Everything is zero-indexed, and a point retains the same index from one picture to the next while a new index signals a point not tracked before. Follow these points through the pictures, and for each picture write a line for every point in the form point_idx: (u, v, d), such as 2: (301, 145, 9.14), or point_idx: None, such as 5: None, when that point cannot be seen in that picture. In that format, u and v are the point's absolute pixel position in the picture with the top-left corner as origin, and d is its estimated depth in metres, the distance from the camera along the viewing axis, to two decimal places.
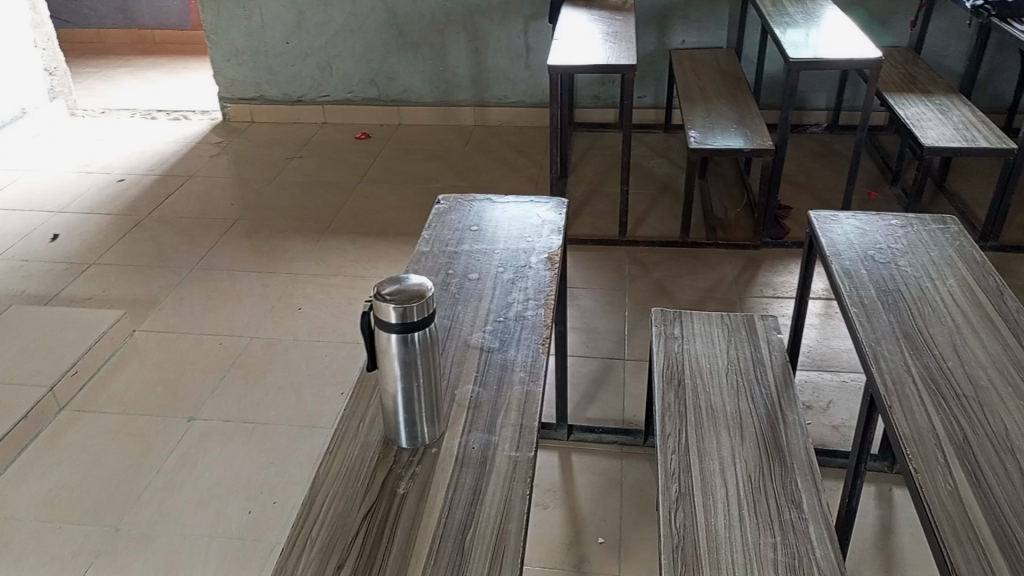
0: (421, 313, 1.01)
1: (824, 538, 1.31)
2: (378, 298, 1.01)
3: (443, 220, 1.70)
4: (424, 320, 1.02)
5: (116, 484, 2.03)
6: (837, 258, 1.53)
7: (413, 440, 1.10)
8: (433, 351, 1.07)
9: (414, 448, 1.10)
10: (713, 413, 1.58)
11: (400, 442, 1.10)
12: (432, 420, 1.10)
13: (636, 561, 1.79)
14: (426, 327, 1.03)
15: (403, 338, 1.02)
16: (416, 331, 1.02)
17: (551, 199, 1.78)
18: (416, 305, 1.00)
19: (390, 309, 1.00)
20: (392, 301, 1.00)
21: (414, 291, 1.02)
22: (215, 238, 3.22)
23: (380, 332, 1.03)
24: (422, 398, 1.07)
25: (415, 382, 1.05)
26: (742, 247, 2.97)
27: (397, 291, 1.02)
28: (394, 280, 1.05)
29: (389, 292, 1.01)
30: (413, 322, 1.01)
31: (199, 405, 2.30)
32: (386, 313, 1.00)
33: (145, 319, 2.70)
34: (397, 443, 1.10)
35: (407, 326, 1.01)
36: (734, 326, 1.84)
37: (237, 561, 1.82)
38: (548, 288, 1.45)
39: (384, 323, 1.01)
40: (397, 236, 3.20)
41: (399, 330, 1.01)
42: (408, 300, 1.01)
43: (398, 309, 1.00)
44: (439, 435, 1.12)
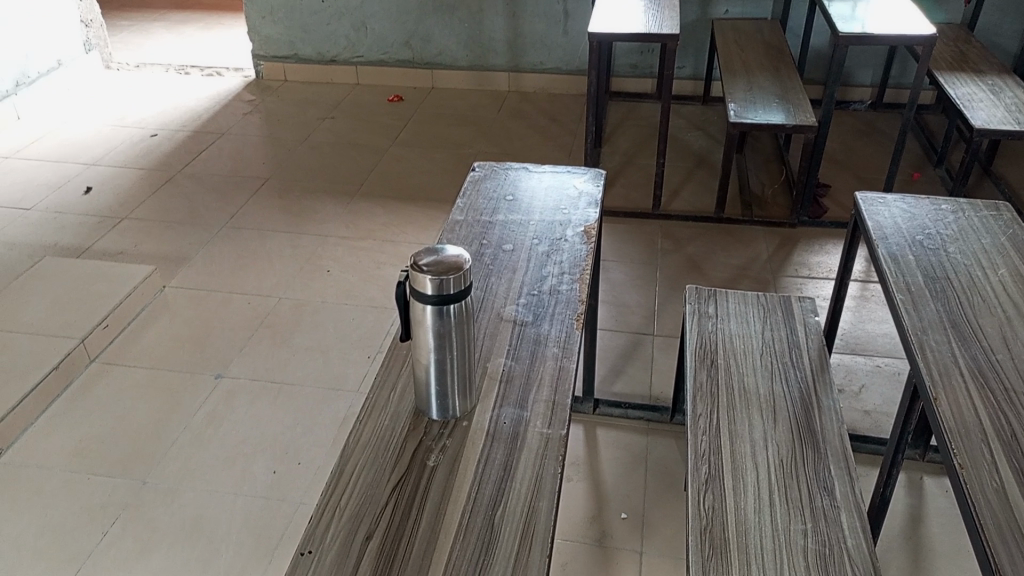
0: (458, 285, 0.99)
1: (857, 527, 1.29)
2: (415, 268, 0.99)
3: (478, 188, 1.67)
4: (460, 292, 1.00)
5: (144, 438, 2.06)
6: (883, 242, 1.49)
7: (444, 413, 1.08)
8: (468, 324, 1.05)
9: (445, 420, 1.09)
10: (746, 395, 1.55)
11: (431, 414, 1.09)
12: (463, 393, 1.08)
13: (659, 538, 1.78)
14: (463, 299, 1.01)
15: (439, 310, 1.00)
16: (452, 303, 1.00)
17: (588, 170, 1.74)
18: (453, 277, 0.98)
19: (426, 280, 0.98)
20: (429, 271, 0.98)
21: (451, 263, 1.00)
22: (246, 197, 3.21)
23: (415, 302, 1.01)
24: (456, 371, 1.06)
25: (449, 354, 1.04)
26: (778, 225, 2.91)
27: (434, 262, 1.00)
28: (431, 249, 1.03)
29: (426, 262, 0.99)
30: (449, 295, 0.99)
31: (227, 363, 2.31)
32: (422, 284, 0.99)
33: (175, 275, 2.71)
34: (427, 414, 1.09)
35: (443, 297, 0.99)
36: (770, 307, 1.80)
37: (262, 520, 1.83)
38: (583, 263, 1.42)
39: (420, 293, 1.00)
40: (428, 201, 3.18)
41: (434, 301, 1.00)
42: (445, 272, 0.98)
43: (434, 281, 0.98)
44: (471, 409, 1.10)
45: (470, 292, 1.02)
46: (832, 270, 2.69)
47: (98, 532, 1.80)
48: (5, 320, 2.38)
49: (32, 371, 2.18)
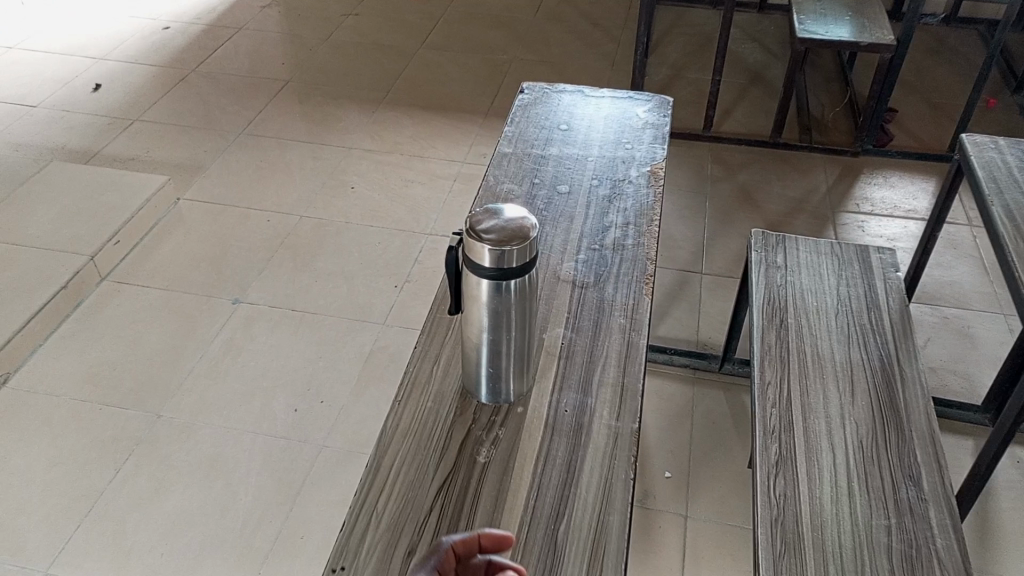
0: (520, 257, 0.82)
1: (946, 525, 1.16)
2: (471, 234, 0.81)
3: (528, 114, 1.47)
4: (524, 265, 0.83)
5: (158, 367, 1.94)
6: (998, 199, 1.28)
7: (496, 399, 0.94)
8: (531, 300, 0.88)
9: (498, 405, 0.94)
10: (821, 363, 1.39)
11: (480, 399, 0.94)
12: (521, 376, 0.93)
13: (706, 502, 1.67)
14: (528, 273, 0.85)
15: (497, 284, 0.83)
16: (513, 278, 0.83)
17: (652, 97, 1.53)
18: (517, 248, 0.81)
19: (484, 250, 0.81)
20: (488, 240, 0.81)
21: (514, 229, 0.82)
22: (265, 100, 3.00)
23: (468, 273, 0.84)
24: (513, 353, 0.90)
25: (507, 335, 0.88)
26: (839, 153, 2.68)
27: (496, 227, 0.83)
28: (490, 208, 0.85)
29: (486, 228, 0.82)
30: (510, 269, 0.82)
31: (244, 287, 2.17)
32: (479, 255, 0.81)
33: (190, 187, 2.54)
34: (475, 398, 0.94)
35: (503, 272, 0.82)
36: (846, 258, 1.62)
37: (283, 463, 1.73)
38: (651, 211, 1.24)
39: (475, 264, 0.83)
40: (458, 112, 2.95)
41: (493, 276, 0.83)
42: (507, 241, 0.81)
43: (493, 252, 0.81)
44: (529, 390, 0.96)
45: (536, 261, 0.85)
46: (895, 205, 2.47)
47: (111, 468, 1.71)
48: (10, 230, 2.24)
49: (39, 289, 2.04)
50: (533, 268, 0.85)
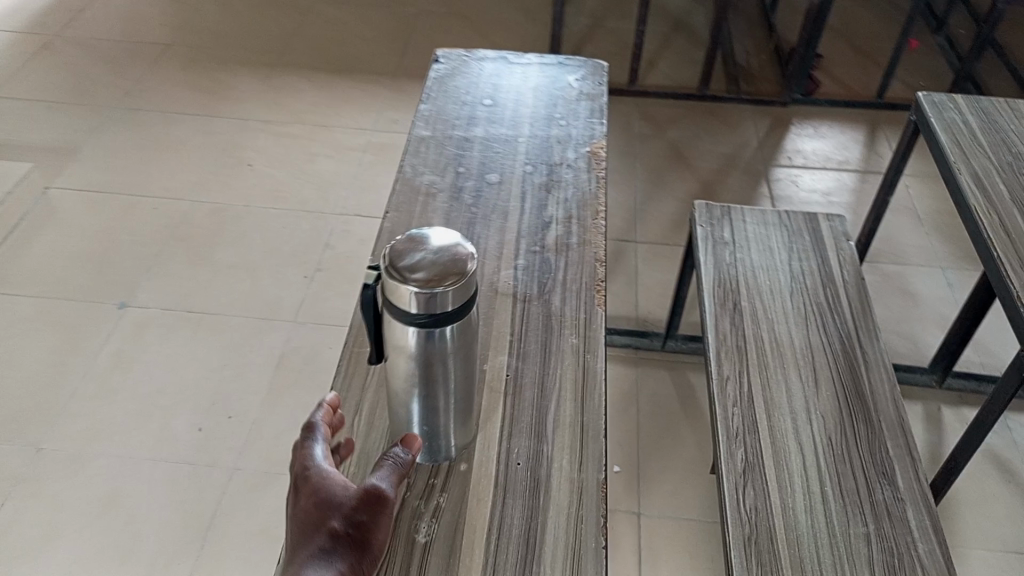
0: (455, 298, 0.65)
1: (927, 527, 1.07)
2: (392, 272, 0.63)
3: (446, 89, 1.28)
4: (461, 305, 0.66)
5: (36, 389, 1.70)
6: (965, 166, 1.17)
7: (434, 458, 0.78)
8: (471, 342, 0.72)
9: (436, 465, 0.78)
10: (780, 351, 1.28)
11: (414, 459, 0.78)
12: (462, 428, 0.78)
13: (659, 496, 1.56)
14: (466, 315, 0.68)
15: (428, 331, 0.67)
16: (448, 323, 0.67)
17: (584, 63, 1.36)
18: (452, 287, 0.64)
19: (409, 294, 0.63)
20: (414, 280, 0.63)
21: (447, 262, 0.64)
22: (144, 68, 2.68)
23: (390, 318, 0.67)
24: (453, 407, 0.74)
25: (444, 388, 0.72)
26: (768, 104, 2.58)
27: (424, 259, 0.64)
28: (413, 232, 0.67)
29: (412, 263, 0.64)
30: (444, 314, 0.66)
31: (134, 288, 1.93)
32: (404, 297, 0.64)
33: (62, 172, 2.24)
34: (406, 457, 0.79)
35: (435, 315, 0.65)
36: (795, 230, 1.51)
37: (190, 492, 1.54)
38: (594, 201, 1.08)
39: (399, 306, 0.65)
40: (364, 74, 2.71)
41: (422, 321, 0.66)
42: (439, 279, 0.63)
43: (421, 294, 0.63)
44: (473, 441, 0.80)
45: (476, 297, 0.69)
46: (827, 157, 2.39)
47: None
48: None
49: None
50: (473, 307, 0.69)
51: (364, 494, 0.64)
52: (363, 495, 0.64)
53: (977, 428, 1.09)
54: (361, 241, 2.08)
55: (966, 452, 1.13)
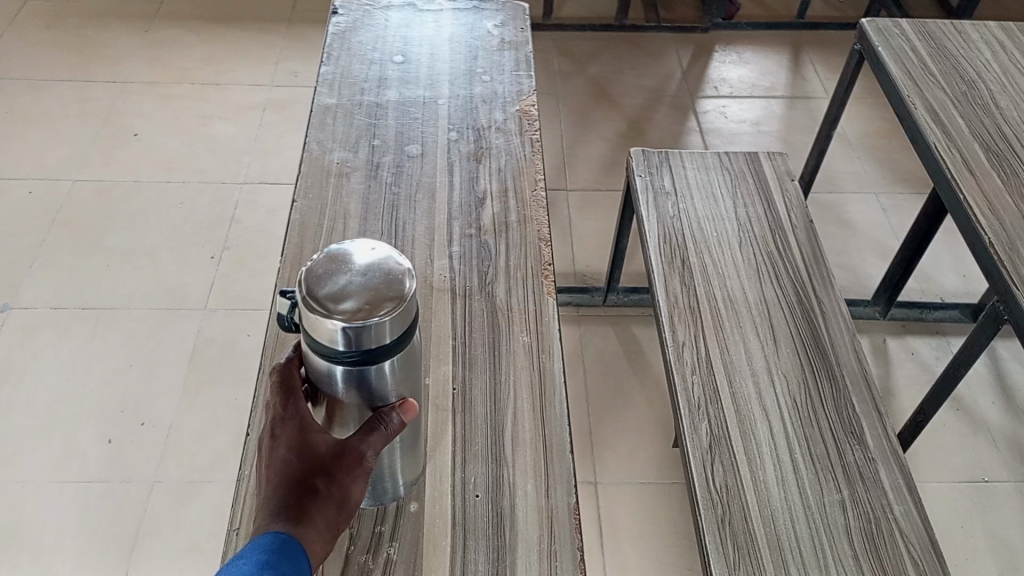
0: (393, 327, 0.53)
1: (900, 486, 1.02)
2: (313, 304, 0.51)
3: (349, 46, 1.13)
4: (400, 335, 0.54)
5: None
6: (918, 98, 1.09)
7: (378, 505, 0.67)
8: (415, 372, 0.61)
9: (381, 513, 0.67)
10: (735, 308, 1.21)
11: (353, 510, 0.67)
12: (409, 466, 0.67)
13: (614, 461, 1.50)
14: (408, 346, 0.57)
15: (360, 369, 0.55)
16: (385, 359, 0.55)
17: (503, 6, 1.22)
18: (390, 317, 0.51)
19: (335, 331, 0.51)
20: (340, 313, 0.50)
21: (382, 287, 0.52)
22: (1, 28, 2.37)
23: (313, 353, 0.55)
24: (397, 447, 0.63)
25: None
26: (689, 31, 2.47)
27: (353, 283, 0.51)
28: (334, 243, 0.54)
29: (338, 290, 0.51)
30: (378, 349, 0.54)
31: (16, 285, 1.72)
32: (329, 332, 0.51)
33: None
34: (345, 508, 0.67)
35: (368, 348, 0.53)
36: (738, 173, 1.42)
37: (106, 512, 1.39)
38: (530, 168, 0.96)
39: (324, 341, 0.53)
40: (255, 21, 2.46)
41: (353, 358, 0.54)
42: (373, 308, 0.51)
43: (350, 330, 0.51)
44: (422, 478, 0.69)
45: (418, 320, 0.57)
46: (754, 84, 2.31)
47: None
48: None
49: None
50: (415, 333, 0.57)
51: (348, 456, 0.58)
52: (342, 452, 0.58)
53: (946, 378, 1.04)
54: (270, 211, 1.90)
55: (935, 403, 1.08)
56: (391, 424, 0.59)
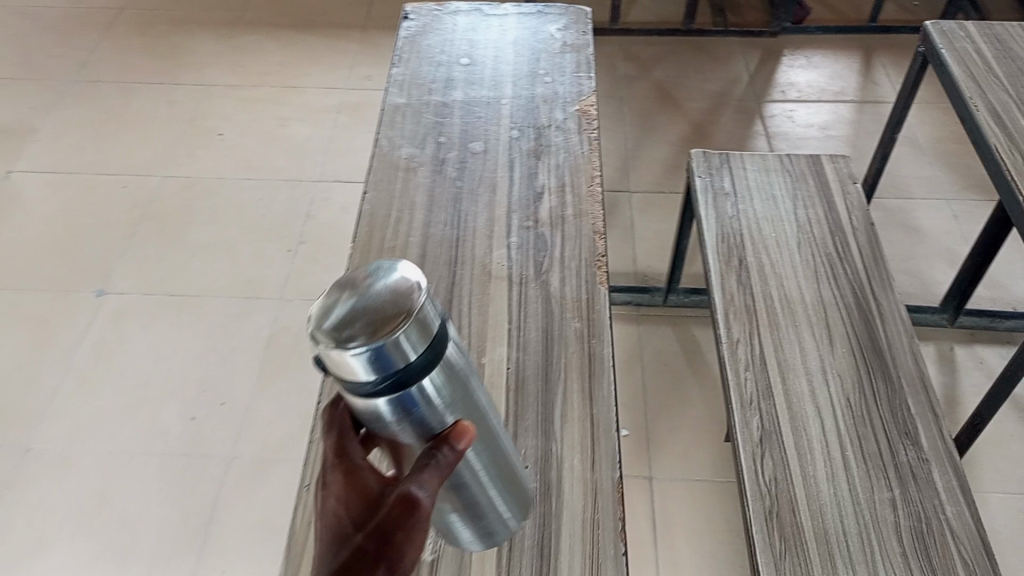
0: (417, 341, 0.42)
1: (954, 487, 1.02)
2: (317, 336, 0.39)
3: (418, 49, 1.19)
4: (427, 351, 0.44)
5: (18, 388, 1.64)
6: (980, 100, 1.09)
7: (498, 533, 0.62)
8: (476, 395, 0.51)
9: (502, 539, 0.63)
10: (791, 307, 1.22)
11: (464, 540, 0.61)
12: (510, 494, 0.59)
13: (670, 458, 1.52)
14: (447, 359, 0.46)
15: (402, 396, 0.44)
16: (426, 376, 0.44)
17: (566, 10, 1.26)
18: (408, 330, 0.40)
19: (350, 363, 0.40)
20: (350, 344, 0.39)
21: (393, 297, 0.41)
22: (99, 35, 2.53)
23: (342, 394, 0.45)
24: (487, 478, 0.56)
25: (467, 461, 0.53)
26: (757, 35, 2.47)
27: (356, 302, 0.40)
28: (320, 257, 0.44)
29: (341, 314, 0.40)
30: (405, 373, 0.43)
31: (109, 274, 1.84)
32: (344, 367, 0.41)
33: (23, 154, 2.14)
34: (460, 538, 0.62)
35: (398, 375, 0.42)
36: (798, 174, 1.43)
37: (186, 487, 1.48)
38: (587, 165, 1.00)
39: (343, 378, 0.42)
40: (332, 27, 2.57)
41: (384, 388, 0.43)
42: (387, 326, 0.40)
43: (367, 356, 0.40)
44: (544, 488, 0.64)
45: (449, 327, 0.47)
46: (823, 89, 2.29)
47: None
48: None
49: None
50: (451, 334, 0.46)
51: (402, 506, 0.47)
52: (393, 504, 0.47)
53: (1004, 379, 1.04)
54: (342, 208, 1.99)
55: (992, 405, 1.07)
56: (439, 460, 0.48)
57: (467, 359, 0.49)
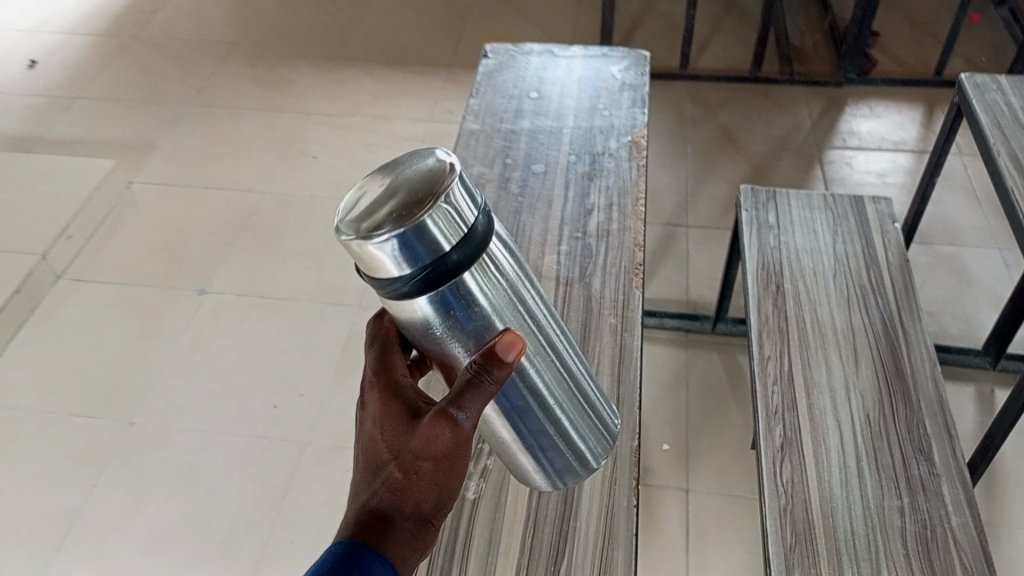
0: (446, 230, 0.49)
1: (961, 501, 1.10)
2: (351, 235, 0.48)
3: (493, 83, 1.36)
4: (456, 246, 0.51)
5: (125, 370, 1.85)
6: (1005, 145, 1.19)
7: (581, 465, 0.74)
8: (526, 306, 0.61)
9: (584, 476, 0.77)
10: (822, 330, 1.32)
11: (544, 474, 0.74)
12: (575, 417, 0.70)
13: (706, 472, 1.61)
14: (488, 261, 0.55)
15: (441, 293, 0.53)
16: (463, 273, 0.53)
17: (628, 53, 1.41)
18: (435, 215, 0.48)
19: (380, 252, 0.48)
20: (376, 236, 0.47)
21: (413, 197, 0.49)
22: (214, 66, 2.82)
23: (388, 299, 0.54)
24: (548, 389, 0.66)
25: (527, 369, 0.63)
26: (822, 85, 2.57)
27: (383, 205, 0.49)
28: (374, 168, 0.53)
29: (373, 216, 0.48)
30: (433, 264, 0.50)
31: (210, 275, 2.06)
32: (379, 254, 0.48)
33: (142, 168, 2.40)
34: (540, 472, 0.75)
35: (429, 263, 0.50)
36: (840, 211, 1.53)
37: (265, 465, 1.65)
38: (634, 187, 1.14)
39: (382, 270, 0.50)
40: (420, 65, 2.79)
41: (418, 279, 0.51)
42: (406, 216, 0.47)
43: (395, 245, 0.47)
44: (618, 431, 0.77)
45: (488, 232, 0.55)
46: (883, 138, 2.37)
47: (86, 485, 1.63)
48: None
49: None
50: (492, 243, 0.56)
51: (438, 431, 0.60)
52: (426, 436, 0.60)
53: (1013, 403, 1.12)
54: None
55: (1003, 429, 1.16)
56: (484, 383, 0.58)
57: (514, 270, 0.59)
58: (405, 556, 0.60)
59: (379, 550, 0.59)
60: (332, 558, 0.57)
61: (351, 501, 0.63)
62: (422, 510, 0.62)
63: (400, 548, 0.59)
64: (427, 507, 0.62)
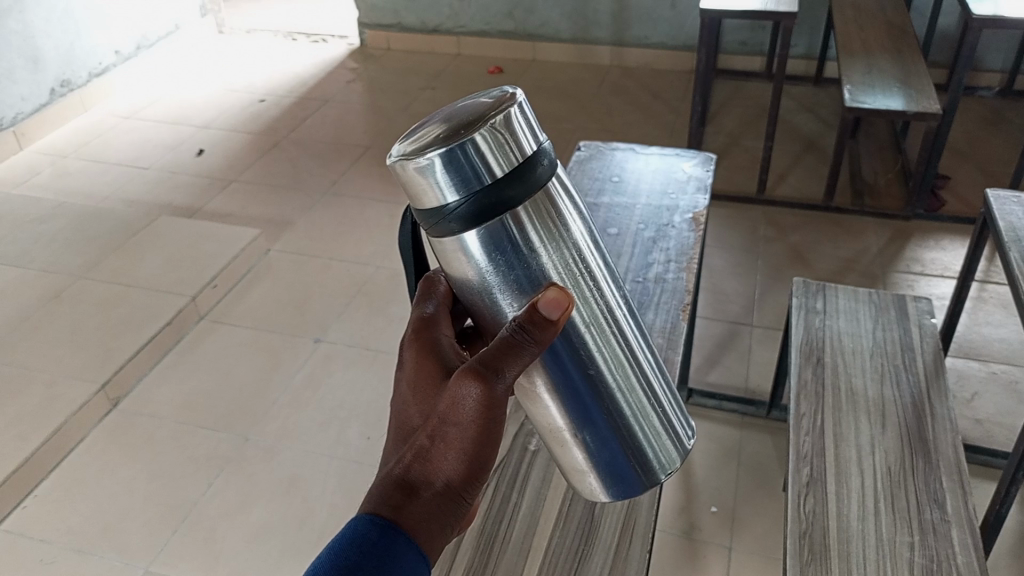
0: (496, 153, 0.57)
1: (968, 543, 1.23)
2: (407, 159, 0.58)
3: (583, 168, 1.66)
4: (507, 177, 0.59)
5: (247, 396, 2.16)
6: (1016, 245, 1.42)
7: (641, 470, 0.76)
8: (590, 271, 0.67)
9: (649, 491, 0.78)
10: (853, 395, 1.49)
11: (601, 480, 0.77)
12: (643, 413, 0.74)
13: (749, 537, 1.74)
14: (551, 215, 0.63)
15: (490, 227, 0.60)
16: (517, 209, 0.61)
17: (697, 154, 1.69)
18: (482, 134, 0.57)
19: (429, 169, 0.57)
20: (426, 155, 0.57)
21: (462, 122, 0.58)
22: (348, 163, 3.28)
23: (440, 234, 0.62)
24: (607, 366, 0.71)
25: (583, 336, 0.68)
26: (890, 217, 2.77)
27: (434, 132, 0.59)
28: (440, 112, 0.63)
29: (427, 142, 0.58)
30: (484, 190, 0.58)
31: (324, 329, 2.38)
32: (428, 173, 0.57)
33: (280, 239, 2.82)
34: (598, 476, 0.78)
35: (478, 185, 0.58)
36: (883, 305, 1.72)
37: (355, 485, 1.89)
38: (691, 251, 1.39)
39: (433, 194, 0.59)
40: None
41: (467, 203, 0.59)
42: (452, 137, 0.57)
43: (443, 167, 0.57)
44: (689, 446, 0.78)
45: (548, 175, 0.62)
46: (946, 267, 2.53)
47: (204, 484, 1.92)
48: (123, 274, 2.55)
49: (146, 325, 2.31)
50: (558, 198, 0.63)
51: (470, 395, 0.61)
52: (454, 399, 0.61)
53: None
54: None
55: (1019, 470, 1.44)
56: (524, 345, 0.60)
57: (580, 233, 0.66)
58: (430, 528, 0.62)
59: (400, 525, 0.61)
60: (354, 533, 0.60)
61: (384, 466, 0.66)
62: (450, 480, 0.63)
63: (422, 517, 0.62)
64: (455, 476, 0.63)
